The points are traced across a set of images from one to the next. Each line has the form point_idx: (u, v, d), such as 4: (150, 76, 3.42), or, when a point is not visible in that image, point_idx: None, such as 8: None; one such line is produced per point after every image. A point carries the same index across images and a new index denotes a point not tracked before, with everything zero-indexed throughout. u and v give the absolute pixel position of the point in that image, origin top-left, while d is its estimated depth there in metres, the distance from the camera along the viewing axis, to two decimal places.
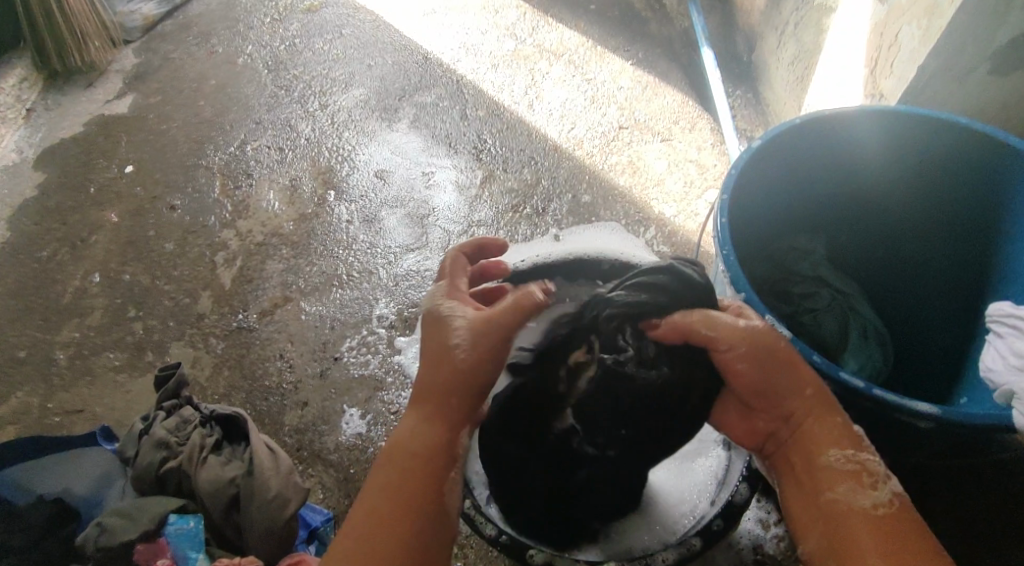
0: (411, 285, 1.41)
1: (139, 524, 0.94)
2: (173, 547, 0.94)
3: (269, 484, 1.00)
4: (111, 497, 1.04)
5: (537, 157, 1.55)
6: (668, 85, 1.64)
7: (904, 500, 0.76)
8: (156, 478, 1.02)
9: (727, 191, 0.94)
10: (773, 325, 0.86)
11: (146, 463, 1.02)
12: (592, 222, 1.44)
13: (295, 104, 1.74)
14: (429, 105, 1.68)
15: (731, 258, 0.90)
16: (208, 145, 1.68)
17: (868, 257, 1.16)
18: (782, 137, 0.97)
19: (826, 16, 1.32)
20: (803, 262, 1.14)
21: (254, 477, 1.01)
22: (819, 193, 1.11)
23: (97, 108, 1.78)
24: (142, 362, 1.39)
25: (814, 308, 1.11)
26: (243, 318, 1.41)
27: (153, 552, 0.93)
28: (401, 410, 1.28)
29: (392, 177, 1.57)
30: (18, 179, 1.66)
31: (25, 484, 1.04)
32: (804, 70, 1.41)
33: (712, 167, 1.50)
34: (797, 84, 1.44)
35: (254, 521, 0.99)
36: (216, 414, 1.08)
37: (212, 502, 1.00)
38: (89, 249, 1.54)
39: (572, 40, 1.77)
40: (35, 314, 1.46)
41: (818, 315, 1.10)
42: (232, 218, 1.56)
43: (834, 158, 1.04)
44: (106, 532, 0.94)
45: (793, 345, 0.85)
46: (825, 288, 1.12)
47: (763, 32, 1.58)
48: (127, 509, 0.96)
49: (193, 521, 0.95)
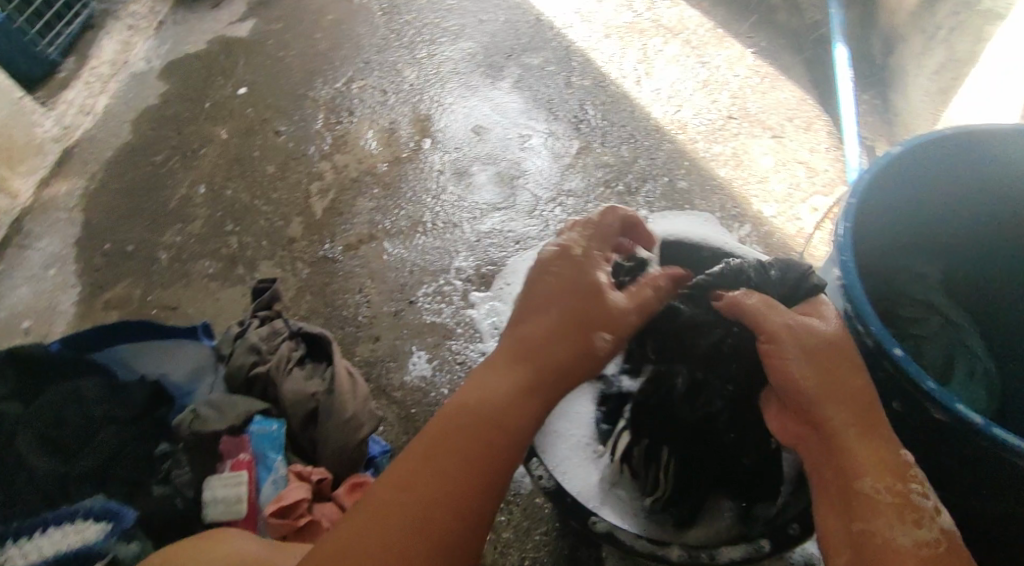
0: (493, 244, 1.44)
1: (228, 418, 1.02)
2: (254, 445, 1.01)
3: (346, 405, 1.06)
4: (201, 390, 1.10)
5: (636, 135, 1.53)
6: (789, 80, 1.60)
7: (955, 538, 0.69)
8: (246, 380, 1.08)
9: (855, 197, 0.89)
10: (890, 343, 0.78)
11: (239, 364, 1.09)
12: (685, 209, 1.42)
13: (404, 49, 1.80)
14: (534, 67, 1.67)
15: (848, 264, 0.84)
16: (318, 78, 1.78)
17: (997, 291, 1.10)
18: (922, 147, 0.92)
19: (993, 23, 1.26)
20: (917, 288, 1.12)
21: (334, 396, 1.07)
22: (949, 214, 1.03)
23: (221, 28, 1.91)
24: (235, 274, 1.53)
25: (920, 337, 1.11)
26: (329, 249, 1.51)
27: (235, 445, 1.01)
28: (467, 362, 1.32)
29: (489, 135, 1.58)
30: (145, 87, 1.84)
31: (129, 362, 1.08)
32: (950, 81, 1.36)
33: (822, 172, 1.45)
34: (937, 96, 1.39)
35: (329, 434, 1.05)
36: (303, 331, 1.14)
37: (292, 412, 1.06)
38: (198, 161, 1.70)
39: (692, 19, 1.74)
40: (145, 214, 1.63)
41: (923, 346, 1.11)
42: (331, 151, 1.67)
43: (973, 175, 0.97)
44: (201, 419, 1.02)
45: (907, 366, 0.77)
46: (935, 315, 1.12)
47: (909, 33, 1.50)
48: (218, 403, 1.03)
49: (274, 426, 1.03)
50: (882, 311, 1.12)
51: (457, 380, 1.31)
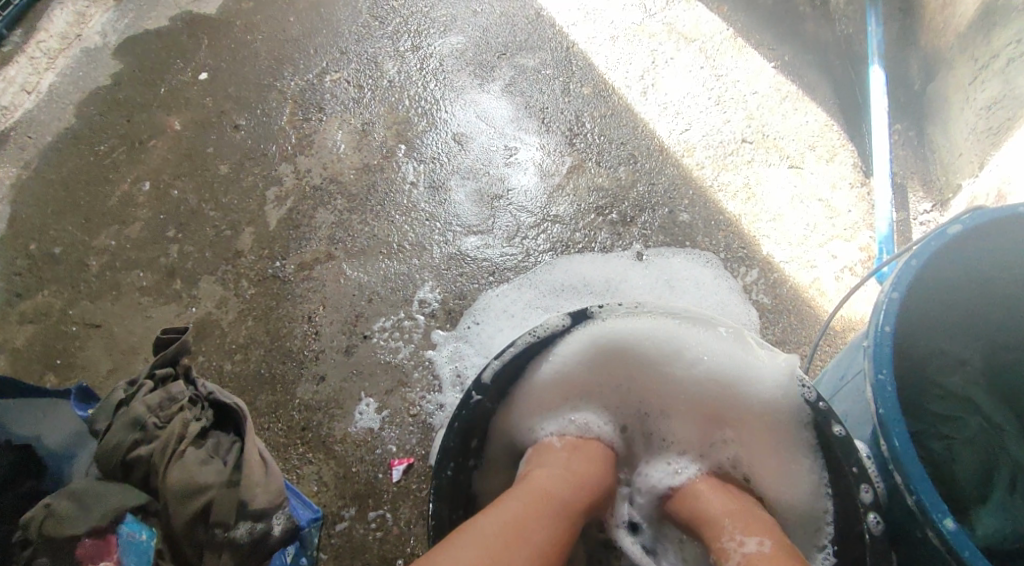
0: (463, 274, 1.25)
1: (90, 516, 0.77)
2: (120, 554, 0.76)
3: (251, 504, 0.81)
4: (82, 460, 0.88)
5: (638, 155, 1.34)
6: (814, 101, 1.39)
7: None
8: (121, 463, 0.82)
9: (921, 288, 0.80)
10: (939, 513, 0.70)
11: (114, 443, 0.82)
12: (684, 247, 1.24)
13: (387, 40, 1.59)
14: (530, 70, 1.48)
15: (886, 386, 0.74)
16: (287, 67, 1.59)
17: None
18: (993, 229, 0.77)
19: None
20: (949, 377, 0.92)
21: (239, 492, 0.82)
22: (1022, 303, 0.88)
23: (184, 3, 1.71)
24: (170, 289, 1.35)
25: (950, 436, 0.90)
26: (279, 267, 1.32)
27: (96, 552, 0.76)
28: (421, 415, 1.13)
29: (472, 145, 1.39)
30: (96, 66, 1.64)
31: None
32: (1006, 120, 1.16)
33: (844, 214, 1.27)
34: (987, 139, 1.19)
35: (229, 545, 0.80)
36: (211, 398, 0.89)
37: (176, 510, 0.80)
38: (145, 155, 1.53)
39: (709, 25, 1.50)
40: (79, 213, 1.46)
41: (955, 449, 0.88)
42: (294, 152, 1.47)
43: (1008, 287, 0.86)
44: (54, 517, 0.77)
45: (924, 508, 0.71)
46: (973, 416, 0.91)
47: (956, 61, 1.27)
48: (80, 493, 0.78)
49: (147, 532, 0.78)
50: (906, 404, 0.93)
51: (408, 436, 1.11)
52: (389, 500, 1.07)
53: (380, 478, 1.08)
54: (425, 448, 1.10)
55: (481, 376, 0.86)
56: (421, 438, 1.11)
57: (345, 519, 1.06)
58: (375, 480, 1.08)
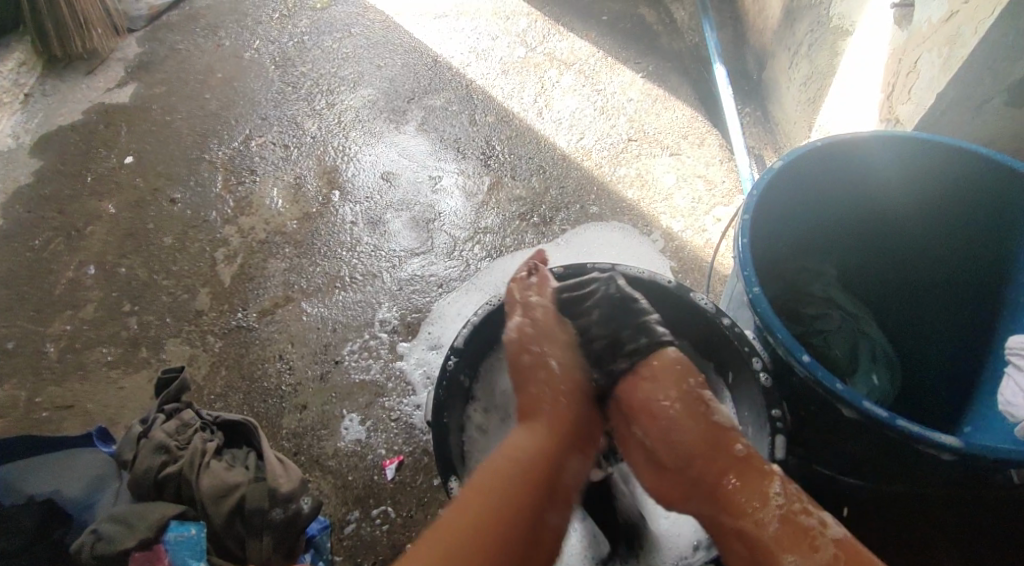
0: (415, 291, 1.41)
1: (137, 531, 0.95)
2: (171, 555, 0.95)
3: (279, 490, 1.02)
4: (104, 501, 1.04)
5: (545, 166, 1.55)
6: (679, 100, 1.64)
7: (846, 544, 0.81)
8: (155, 483, 1.02)
9: (765, 207, 1.00)
10: (798, 351, 0.87)
11: (145, 467, 1.02)
12: (597, 221, 1.46)
13: (302, 102, 1.73)
14: (438, 109, 1.67)
15: (753, 279, 0.91)
16: (212, 139, 1.69)
17: (900, 273, 1.14)
18: (800, 160, 0.98)
19: (843, 38, 1.35)
20: (815, 284, 1.16)
21: (265, 483, 1.03)
22: (849, 216, 1.11)
23: (98, 96, 1.78)
24: (137, 357, 1.40)
25: (824, 329, 1.13)
26: (242, 318, 1.41)
27: (149, 559, 0.94)
28: (402, 418, 1.27)
29: (399, 180, 1.56)
30: (14, 165, 1.67)
31: (20, 486, 1.03)
32: (817, 91, 1.43)
33: (720, 183, 1.50)
34: (808, 105, 1.46)
35: (266, 527, 1.02)
36: (218, 420, 1.10)
37: (212, 509, 1.01)
38: (84, 241, 1.55)
39: (583, 50, 1.75)
40: (27, 304, 1.47)
41: (829, 338, 1.13)
42: (234, 214, 1.56)
43: (847, 193, 1.07)
44: (104, 539, 0.95)
45: (815, 371, 0.86)
46: (835, 310, 1.15)
47: (776, 50, 1.57)
48: (124, 515, 0.97)
49: (194, 529, 0.98)
50: (785, 311, 1.16)
51: (394, 438, 1.26)
52: (388, 496, 1.20)
53: (377, 479, 1.22)
54: (411, 446, 1.25)
55: (454, 343, 1.00)
56: (405, 437, 1.26)
57: (352, 522, 1.18)
58: (372, 481, 1.22)
